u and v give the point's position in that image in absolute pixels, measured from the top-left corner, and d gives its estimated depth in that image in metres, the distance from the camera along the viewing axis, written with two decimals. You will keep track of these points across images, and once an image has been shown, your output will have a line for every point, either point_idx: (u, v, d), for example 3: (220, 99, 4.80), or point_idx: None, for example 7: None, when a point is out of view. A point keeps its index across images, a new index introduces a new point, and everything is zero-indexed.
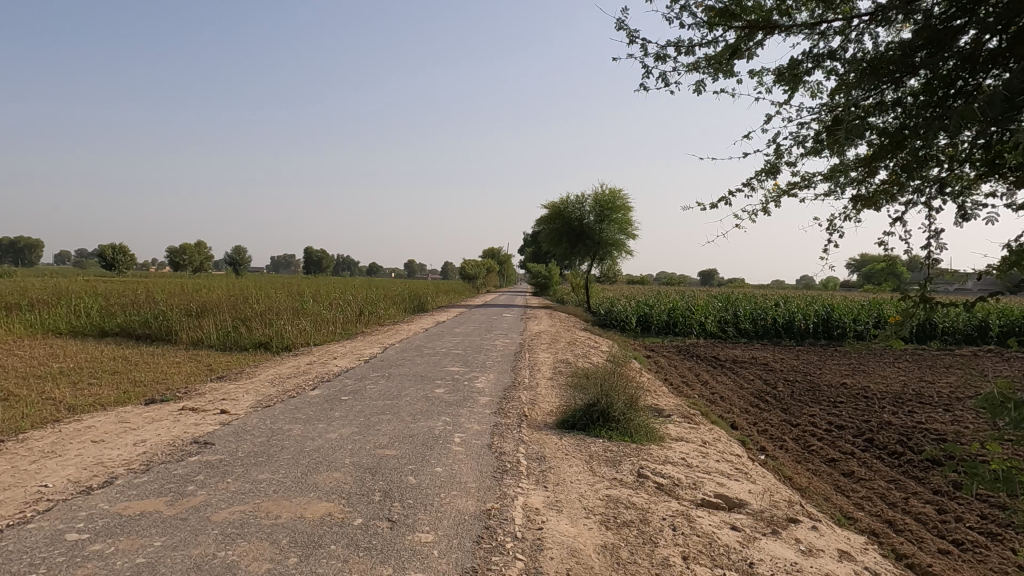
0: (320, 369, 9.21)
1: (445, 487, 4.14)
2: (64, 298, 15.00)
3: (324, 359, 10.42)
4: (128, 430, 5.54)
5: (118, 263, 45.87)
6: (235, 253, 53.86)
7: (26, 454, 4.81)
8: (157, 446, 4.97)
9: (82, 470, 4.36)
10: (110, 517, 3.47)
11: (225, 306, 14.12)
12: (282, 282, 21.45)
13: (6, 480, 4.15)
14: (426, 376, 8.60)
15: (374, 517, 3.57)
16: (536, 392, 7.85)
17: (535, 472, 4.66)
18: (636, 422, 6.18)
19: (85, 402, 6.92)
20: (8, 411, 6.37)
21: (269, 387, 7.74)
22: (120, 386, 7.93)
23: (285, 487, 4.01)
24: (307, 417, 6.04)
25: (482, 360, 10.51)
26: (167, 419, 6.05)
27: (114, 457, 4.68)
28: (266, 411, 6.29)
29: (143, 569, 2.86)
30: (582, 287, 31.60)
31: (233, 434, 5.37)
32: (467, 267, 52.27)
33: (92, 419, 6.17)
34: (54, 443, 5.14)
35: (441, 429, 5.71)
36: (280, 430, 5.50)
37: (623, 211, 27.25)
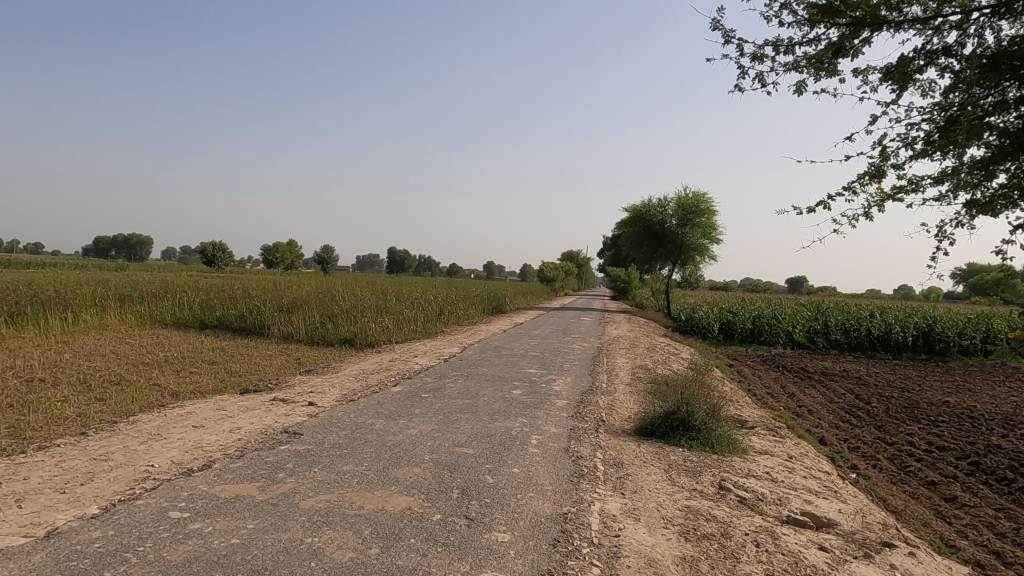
0: (402, 366, 9.46)
1: (522, 488, 4.15)
2: (170, 292, 16.12)
3: (405, 357, 10.68)
4: (225, 417, 5.88)
5: (217, 261, 48.94)
6: (325, 252, 56.41)
7: (135, 435, 5.20)
8: (251, 434, 5.24)
9: (184, 453, 4.67)
10: (209, 499, 3.69)
11: (313, 303, 14.73)
12: (367, 281, 22.23)
13: (119, 459, 4.50)
14: (503, 377, 8.67)
15: (453, 513, 3.63)
16: (614, 397, 7.75)
17: (612, 477, 4.61)
18: (718, 432, 5.99)
19: (187, 389, 7.40)
20: (120, 395, 6.92)
21: (353, 382, 8.01)
22: (217, 376, 8.42)
23: (368, 479, 4.15)
24: (388, 412, 6.21)
25: (559, 362, 10.49)
26: (258, 408, 6.38)
27: (213, 442, 4.98)
28: (351, 405, 6.52)
29: (237, 549, 3.02)
30: (662, 291, 31.08)
31: (320, 425, 5.60)
32: (545, 270, 52.30)
33: (193, 405, 6.59)
34: (160, 426, 5.52)
35: (518, 430, 5.74)
36: (363, 423, 5.69)
37: (707, 215, 26.48)
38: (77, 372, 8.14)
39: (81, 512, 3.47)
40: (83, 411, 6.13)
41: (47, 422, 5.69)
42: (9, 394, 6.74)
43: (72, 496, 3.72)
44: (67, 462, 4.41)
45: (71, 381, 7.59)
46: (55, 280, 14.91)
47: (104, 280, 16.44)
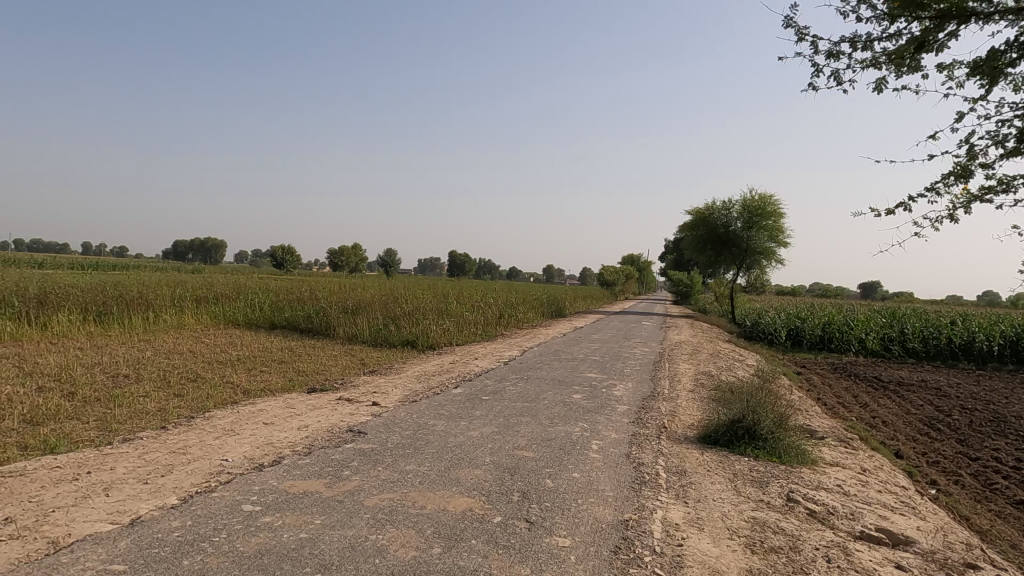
0: (462, 368, 9.57)
1: (582, 494, 4.12)
2: (242, 293, 16.83)
3: (466, 359, 10.78)
4: (294, 415, 6.09)
5: (287, 264, 50.78)
6: (388, 256, 57.70)
7: (210, 430, 5.44)
8: (318, 432, 5.41)
9: (255, 448, 4.85)
10: (279, 493, 3.82)
11: (377, 305, 15.07)
12: (430, 284, 22.60)
13: (195, 452, 4.72)
14: (563, 381, 8.64)
15: (513, 516, 3.64)
16: (677, 403, 7.61)
17: (675, 485, 4.52)
18: (786, 441, 5.79)
19: (258, 387, 7.70)
20: (197, 391, 7.26)
21: (415, 383, 8.14)
22: (286, 375, 8.73)
23: (430, 479, 4.21)
24: (449, 414, 6.28)
25: (620, 367, 10.38)
26: (325, 407, 6.57)
27: (282, 439, 5.16)
28: (413, 406, 6.63)
29: (306, 544, 3.12)
30: (726, 297, 30.32)
31: (383, 425, 5.72)
32: (605, 274, 51.84)
33: (263, 403, 6.85)
34: (234, 422, 5.77)
35: (578, 435, 5.71)
36: (425, 424, 5.78)
37: (775, 218, 25.67)
38: (158, 369, 8.59)
39: (162, 502, 3.65)
40: (163, 406, 6.46)
41: (130, 416, 6.02)
42: (97, 389, 7.17)
43: (154, 486, 3.92)
44: (149, 455, 4.66)
45: (152, 377, 8.01)
46: (138, 282, 15.79)
47: (182, 281, 17.30)
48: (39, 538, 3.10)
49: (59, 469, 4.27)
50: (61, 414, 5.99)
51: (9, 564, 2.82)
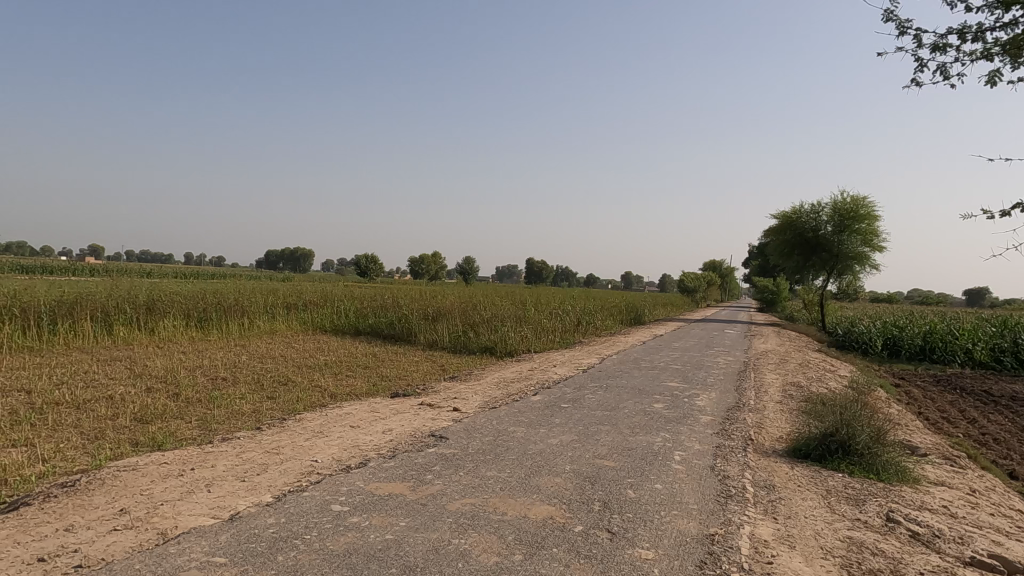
0: (541, 375, 9.58)
1: (665, 506, 4.03)
2: (329, 300, 17.57)
3: (544, 367, 10.79)
4: (379, 419, 6.27)
5: (371, 271, 52.76)
6: (467, 264, 58.60)
7: (301, 431, 5.68)
8: (402, 436, 5.55)
9: (343, 450, 5.04)
10: (366, 495, 3.94)
11: (457, 312, 15.33)
12: (508, 291, 22.79)
13: (287, 453, 4.94)
14: (644, 389, 8.49)
15: (594, 525, 3.61)
16: (764, 415, 7.33)
17: (763, 501, 4.35)
18: (885, 458, 5.45)
19: (344, 391, 7.99)
20: (288, 394, 7.61)
21: (494, 390, 8.21)
22: (371, 380, 9.01)
23: (510, 486, 4.23)
24: (529, 420, 6.31)
25: (703, 376, 10.10)
26: (408, 411, 6.73)
27: (367, 442, 5.33)
28: (493, 412, 6.70)
29: (391, 545, 3.20)
30: (816, 304, 28.96)
31: (465, 431, 5.80)
32: (686, 280, 50.64)
33: (349, 406, 7.09)
34: (323, 425, 6.00)
35: (660, 445, 5.59)
36: (505, 431, 5.82)
37: (868, 221, 24.21)
38: (252, 372, 9.08)
39: (257, 499, 3.84)
40: (257, 408, 6.81)
41: (229, 417, 6.39)
42: (199, 390, 7.66)
43: (250, 484, 4.14)
44: (245, 453, 4.92)
45: (247, 380, 8.48)
46: (235, 290, 16.73)
47: (275, 289, 18.18)
48: (149, 529, 3.33)
49: (167, 464, 4.58)
50: (167, 413, 6.43)
51: (125, 552, 3.04)
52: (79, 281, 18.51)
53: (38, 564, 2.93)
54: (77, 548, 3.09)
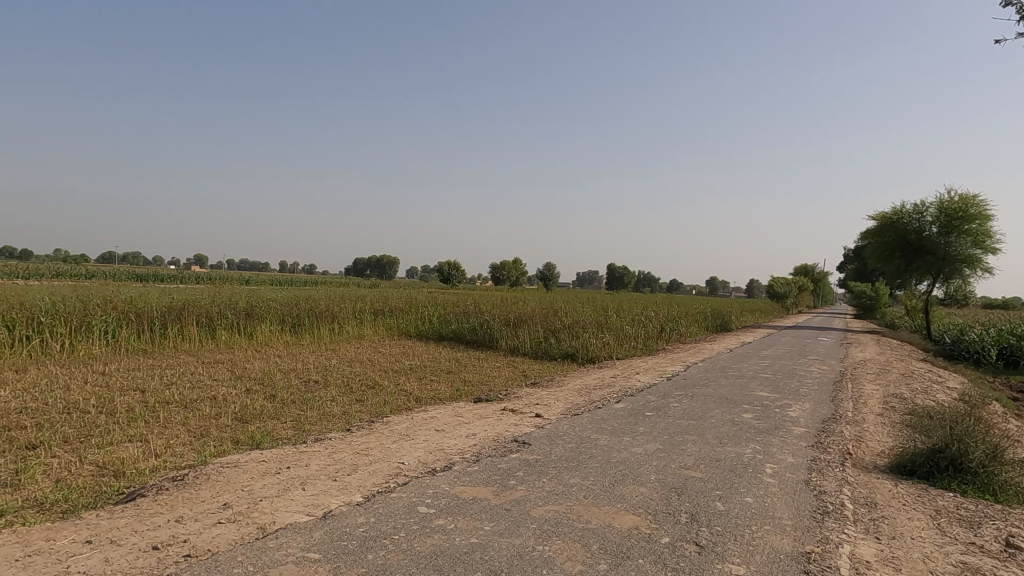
0: (624, 382, 9.44)
1: (756, 520, 3.88)
2: (414, 306, 18.06)
3: (627, 373, 10.64)
4: (463, 423, 6.37)
5: (455, 279, 53.79)
6: (549, 270, 58.77)
7: (389, 434, 5.85)
8: (485, 441, 5.61)
9: (429, 453, 5.14)
10: (451, 498, 4.01)
11: (538, 317, 15.38)
12: (589, 296, 22.67)
13: (375, 454, 5.10)
14: (732, 398, 8.21)
15: (682, 538, 3.52)
16: (863, 427, 6.92)
17: (864, 519, 4.10)
18: (1003, 477, 5.02)
19: (429, 395, 8.16)
20: (376, 397, 7.86)
21: (576, 396, 8.16)
22: (454, 385, 9.16)
23: (594, 494, 4.19)
24: (612, 428, 6.23)
25: (796, 386, 9.65)
26: (491, 417, 6.80)
27: (452, 446, 5.41)
28: (575, 419, 6.66)
29: (477, 549, 3.23)
30: (920, 310, 27.13)
31: (547, 437, 5.80)
32: (776, 286, 48.63)
33: (434, 410, 7.25)
34: (409, 428, 6.15)
35: (750, 456, 5.39)
36: (588, 438, 5.77)
37: (979, 221, 22.45)
38: (342, 375, 9.45)
39: (348, 499, 3.98)
40: (347, 410, 7.07)
41: (321, 418, 6.66)
42: (294, 392, 8.04)
43: (342, 484, 4.29)
44: (336, 454, 5.11)
45: (338, 383, 8.82)
46: (326, 296, 17.46)
47: (363, 296, 18.84)
48: (250, 524, 3.51)
49: (265, 462, 4.83)
50: (265, 414, 6.78)
51: (229, 544, 3.23)
52: (187, 288, 19.90)
53: (153, 551, 3.16)
54: (187, 538, 3.31)
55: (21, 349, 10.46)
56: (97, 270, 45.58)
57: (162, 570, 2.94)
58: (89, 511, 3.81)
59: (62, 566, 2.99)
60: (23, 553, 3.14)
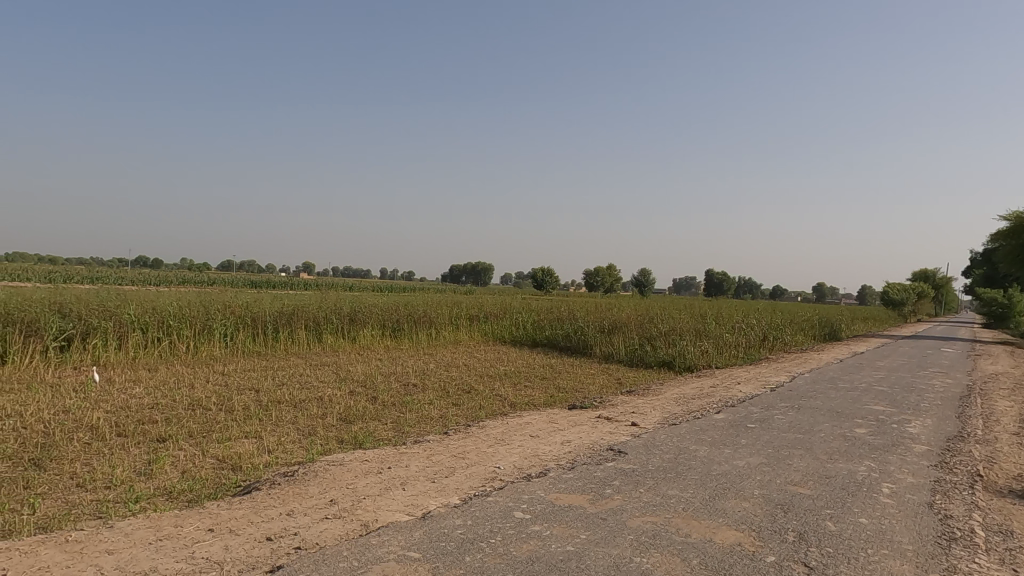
0: (724, 392, 9.10)
1: (872, 542, 3.62)
2: (508, 312, 18.27)
3: (727, 383, 10.25)
4: (558, 430, 6.36)
5: (548, 284, 53.94)
6: (644, 275, 58.01)
7: (485, 438, 5.94)
8: (581, 448, 5.58)
9: (524, 459, 5.17)
10: (547, 504, 4.02)
11: (633, 324, 15.13)
12: (686, 303, 22.12)
13: (472, 457, 5.19)
14: (843, 412, 7.72)
15: (788, 557, 3.34)
16: (995, 447, 6.32)
17: (998, 548, 3.73)
18: None
19: (523, 401, 8.22)
20: (472, 401, 8.00)
21: (674, 405, 7.96)
22: (548, 391, 9.16)
23: (693, 507, 4.07)
24: (712, 439, 6.01)
25: (916, 400, 8.95)
26: (586, 424, 6.75)
27: (547, 452, 5.42)
28: (673, 429, 6.49)
29: (573, 557, 3.21)
30: None
31: (644, 446, 5.68)
32: (891, 292, 45.40)
33: (529, 415, 7.29)
34: (505, 432, 6.22)
35: (865, 474, 5.05)
36: (687, 449, 5.61)
37: None
38: (440, 379, 9.70)
39: (446, 500, 4.07)
40: (444, 413, 7.23)
41: (419, 420, 6.85)
42: (394, 394, 8.34)
43: (440, 485, 4.40)
44: (434, 456, 5.24)
45: (435, 387, 9.05)
46: (424, 302, 18.01)
47: (458, 301, 19.27)
48: (354, 520, 3.67)
49: (368, 461, 5.03)
50: (367, 415, 7.05)
51: (335, 539, 3.39)
52: (298, 293, 21.14)
53: (267, 542, 3.36)
54: (297, 531, 3.49)
55: (154, 349, 11.45)
56: (219, 276, 49.30)
57: (275, 560, 3.12)
58: (211, 501, 4.10)
59: (187, 551, 3.23)
60: (155, 536, 3.42)
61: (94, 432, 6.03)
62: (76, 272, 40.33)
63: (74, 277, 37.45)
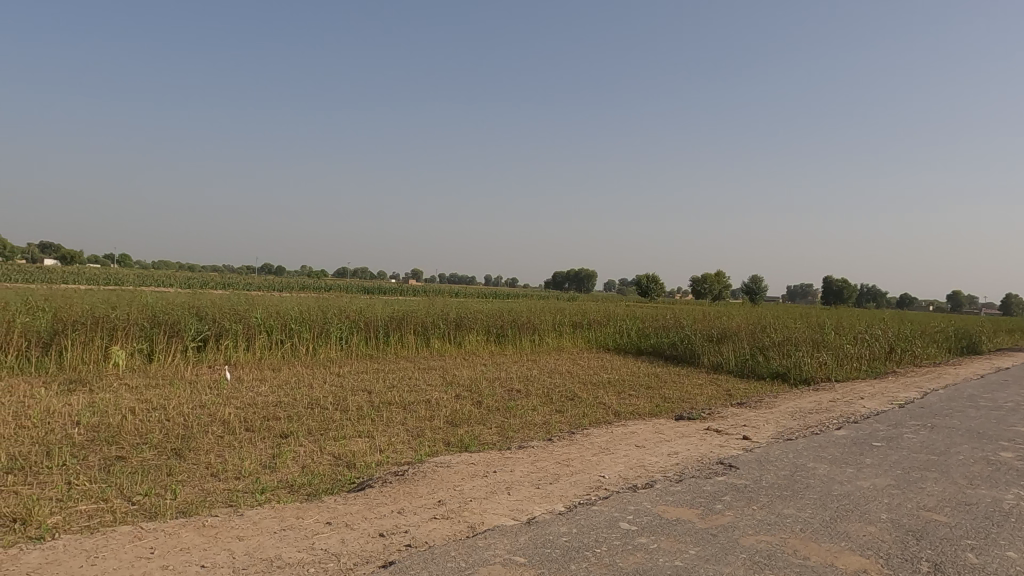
0: (846, 407, 8.53)
1: None
2: (612, 319, 18.08)
3: (848, 397, 9.59)
4: (665, 441, 6.20)
5: (652, 291, 52.80)
6: (756, 283, 55.58)
7: (590, 446, 5.89)
8: (689, 460, 5.41)
9: (629, 469, 5.08)
10: (654, 516, 3.92)
11: (744, 334, 14.51)
12: (802, 312, 20.97)
13: (576, 465, 5.16)
14: (986, 433, 7.01)
15: None
16: None
17: None
18: None
19: (628, 410, 8.08)
20: (576, 409, 7.96)
21: (789, 420, 7.55)
22: (654, 400, 8.96)
23: (812, 528, 3.83)
24: (833, 457, 5.64)
25: None
26: (694, 436, 6.54)
27: (654, 463, 5.30)
28: (789, 444, 6.16)
29: (681, 572, 3.12)
30: None
31: (757, 461, 5.42)
32: None
33: (634, 425, 7.16)
34: (609, 441, 6.14)
35: (1013, 503, 4.56)
36: (804, 466, 5.30)
37: None
38: (543, 385, 9.73)
39: (551, 507, 4.07)
40: (547, 420, 7.24)
41: (523, 426, 6.90)
42: (498, 399, 8.46)
43: (545, 492, 4.41)
44: (540, 462, 5.26)
45: (538, 393, 9.08)
46: (528, 308, 18.19)
47: (562, 308, 19.29)
48: (461, 522, 3.75)
49: (475, 465, 5.13)
50: (472, 419, 7.19)
51: (443, 539, 3.48)
52: (407, 299, 21.95)
53: (380, 538, 3.50)
54: (407, 529, 3.62)
55: (277, 350, 12.26)
56: (335, 283, 52.19)
57: (388, 555, 3.24)
58: (328, 496, 4.33)
59: (308, 542, 3.43)
60: (280, 526, 3.66)
61: (226, 426, 6.54)
62: (211, 279, 44.00)
63: (208, 282, 40.83)
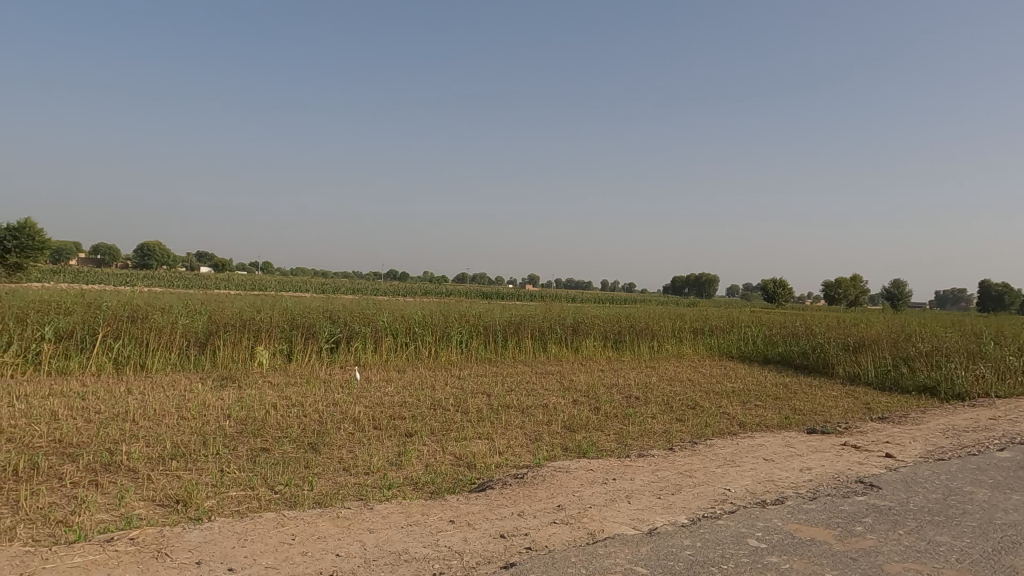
0: (1010, 426, 7.62)
1: None
2: (736, 326, 17.34)
3: (1012, 415, 8.57)
4: (796, 455, 5.84)
5: (780, 296, 49.97)
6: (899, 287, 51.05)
7: (713, 457, 5.67)
8: (824, 477, 5.05)
9: (757, 483, 4.83)
10: (785, 535, 3.71)
11: (886, 342, 13.41)
12: (954, 319, 19.04)
13: (700, 476, 4.98)
14: None
15: None
16: None
17: None
18: None
19: (754, 421, 7.70)
20: (698, 418, 7.69)
21: (940, 438, 6.86)
22: (782, 412, 8.48)
23: (970, 559, 3.46)
24: (995, 481, 5.05)
25: None
26: (829, 451, 6.11)
27: (784, 478, 5.00)
28: (940, 464, 5.60)
29: None
30: None
31: (903, 482, 4.97)
32: None
33: (761, 437, 6.81)
34: (735, 453, 5.88)
35: None
36: (959, 489, 4.79)
37: None
38: (662, 393, 9.49)
39: (673, 518, 3.95)
40: (668, 428, 7.05)
41: (642, 434, 6.76)
42: (616, 406, 8.35)
43: (666, 502, 4.29)
44: (660, 472, 5.13)
45: (657, 400, 8.87)
46: (646, 313, 17.87)
47: (682, 314, 18.76)
48: (581, 528, 3.73)
49: (593, 471, 5.08)
50: (590, 425, 7.15)
51: (562, 544, 3.48)
52: (525, 304, 22.22)
53: (501, 539, 3.56)
54: (527, 532, 3.65)
55: (402, 352, 12.83)
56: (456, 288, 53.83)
57: (509, 557, 3.29)
58: (451, 495, 4.47)
59: (433, 538, 3.55)
60: (406, 521, 3.82)
61: (357, 423, 6.92)
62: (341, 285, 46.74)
63: (339, 288, 43.50)
